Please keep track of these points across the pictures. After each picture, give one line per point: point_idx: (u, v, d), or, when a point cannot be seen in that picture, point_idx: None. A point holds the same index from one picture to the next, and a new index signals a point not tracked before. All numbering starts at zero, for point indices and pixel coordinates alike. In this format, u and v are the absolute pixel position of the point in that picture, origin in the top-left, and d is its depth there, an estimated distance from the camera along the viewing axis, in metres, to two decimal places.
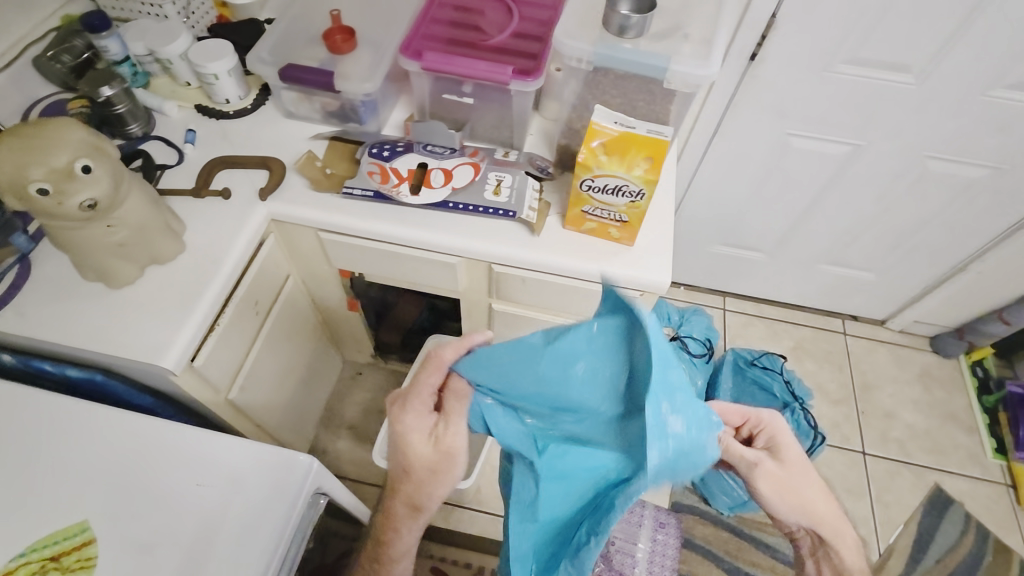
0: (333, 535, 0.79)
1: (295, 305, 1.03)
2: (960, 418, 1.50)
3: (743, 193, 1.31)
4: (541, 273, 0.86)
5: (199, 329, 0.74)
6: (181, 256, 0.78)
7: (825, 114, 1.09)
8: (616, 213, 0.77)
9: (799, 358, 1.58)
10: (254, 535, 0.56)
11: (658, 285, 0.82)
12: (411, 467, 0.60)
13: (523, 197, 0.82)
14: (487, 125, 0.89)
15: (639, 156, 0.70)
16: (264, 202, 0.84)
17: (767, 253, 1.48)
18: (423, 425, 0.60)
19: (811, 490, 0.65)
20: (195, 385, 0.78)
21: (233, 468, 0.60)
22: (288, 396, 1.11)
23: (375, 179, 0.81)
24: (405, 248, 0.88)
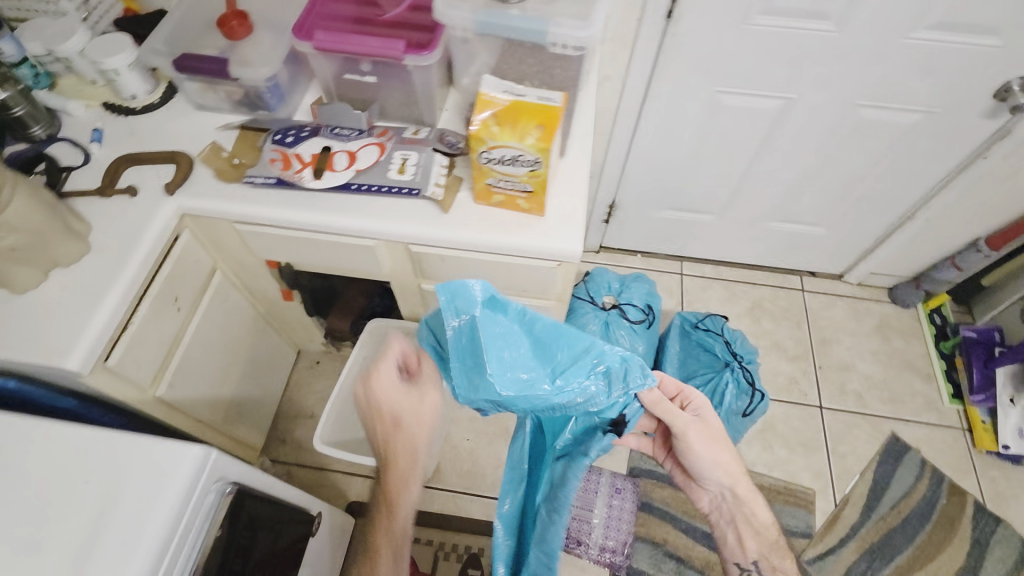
0: (250, 514, 0.81)
1: (226, 297, 1.03)
2: (918, 366, 1.50)
3: (684, 155, 1.29)
4: (457, 250, 0.85)
5: (105, 330, 0.75)
6: (86, 257, 0.78)
7: (751, 69, 1.07)
8: (520, 183, 0.76)
9: (757, 318, 1.58)
10: (142, 527, 0.55)
11: (571, 253, 0.82)
12: (401, 421, 0.72)
13: (428, 174, 0.82)
14: (397, 104, 0.87)
15: (530, 124, 0.69)
16: (171, 196, 0.83)
17: (717, 214, 1.48)
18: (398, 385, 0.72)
19: (727, 453, 0.79)
20: (113, 384, 0.79)
21: (121, 461, 0.58)
22: (231, 389, 1.11)
23: (277, 166, 0.82)
24: (320, 235, 0.87)
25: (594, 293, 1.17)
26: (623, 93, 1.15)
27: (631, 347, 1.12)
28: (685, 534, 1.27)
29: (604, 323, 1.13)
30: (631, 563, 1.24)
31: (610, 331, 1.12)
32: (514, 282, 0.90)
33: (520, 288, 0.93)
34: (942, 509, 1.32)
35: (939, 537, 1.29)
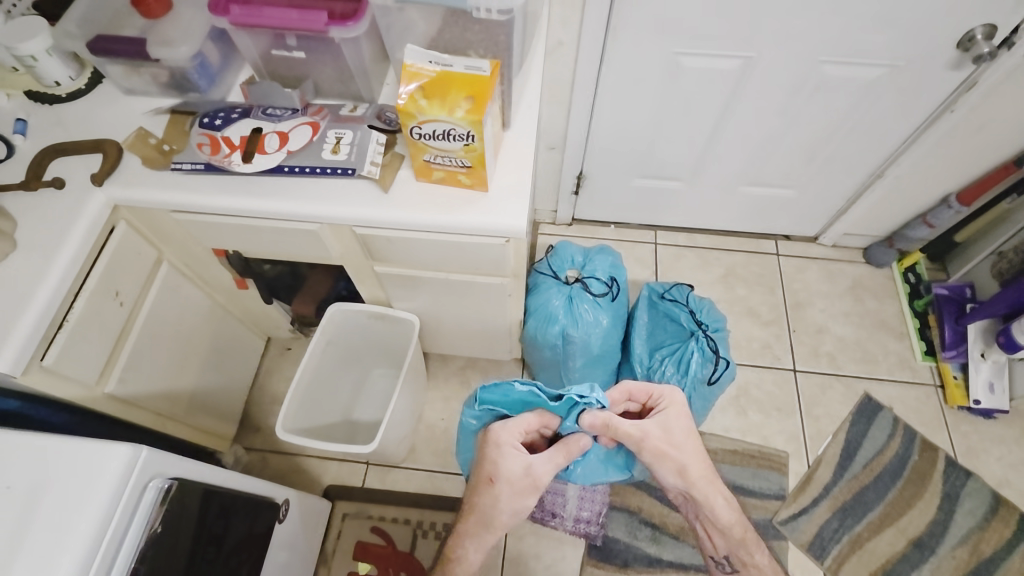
0: (226, 508, 0.79)
1: (178, 288, 1.01)
2: (892, 325, 1.50)
3: (647, 122, 1.26)
4: (402, 231, 0.82)
5: (36, 329, 0.73)
6: (12, 255, 0.75)
7: (707, 29, 1.03)
8: (457, 158, 0.73)
9: (731, 284, 1.56)
10: (69, 529, 0.56)
11: (517, 229, 0.79)
12: (494, 477, 0.81)
13: (364, 152, 0.79)
14: (330, 79, 0.84)
15: (459, 96, 0.67)
16: (99, 187, 0.80)
17: (686, 181, 1.45)
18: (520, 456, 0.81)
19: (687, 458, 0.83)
20: (53, 383, 0.78)
21: (43, 468, 0.58)
22: (194, 381, 1.10)
23: (204, 151, 0.80)
24: (260, 220, 0.84)
25: (557, 268, 1.16)
26: (577, 60, 1.11)
27: (595, 321, 1.10)
28: (660, 502, 1.27)
29: (567, 298, 1.11)
30: (606, 532, 1.25)
31: (573, 306, 1.10)
32: (464, 260, 0.88)
33: (473, 266, 0.90)
34: (914, 465, 1.33)
35: (910, 492, 1.31)
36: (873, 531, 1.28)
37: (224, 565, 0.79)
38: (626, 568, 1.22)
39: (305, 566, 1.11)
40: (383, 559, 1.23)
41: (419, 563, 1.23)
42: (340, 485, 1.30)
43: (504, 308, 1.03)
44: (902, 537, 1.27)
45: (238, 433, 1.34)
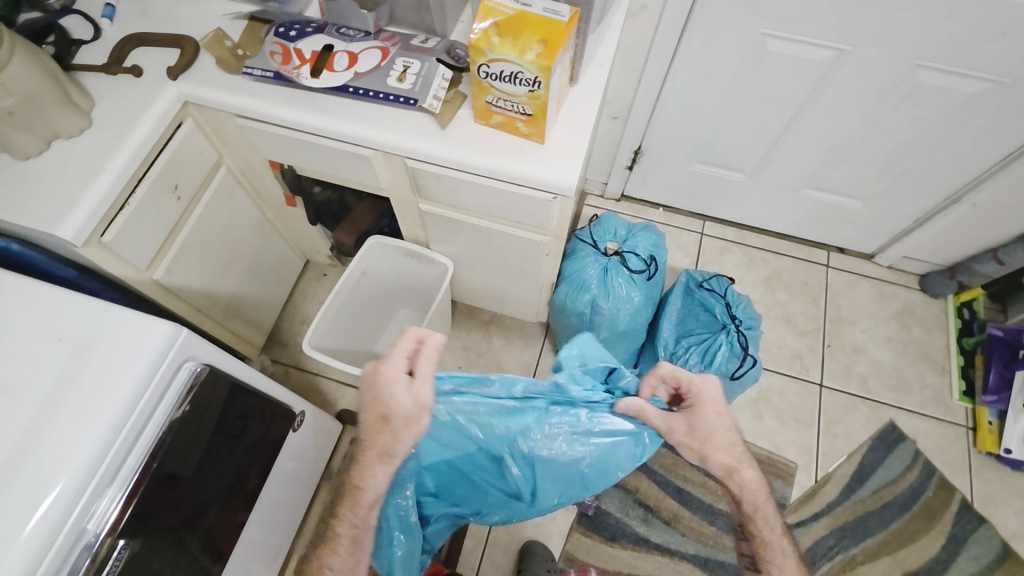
0: (247, 407, 0.84)
1: (230, 196, 1.04)
2: (934, 359, 1.43)
3: (718, 105, 1.21)
4: (454, 170, 0.82)
5: (101, 205, 0.77)
6: (87, 132, 0.79)
7: (803, 12, 0.97)
8: (520, 104, 0.73)
9: (772, 288, 1.52)
10: (106, 391, 0.60)
11: (568, 188, 0.78)
12: (391, 415, 0.67)
13: (429, 84, 0.78)
14: (407, 9, 0.83)
15: (531, 39, 0.65)
16: (174, 81, 0.83)
17: (747, 173, 1.40)
18: (399, 381, 0.68)
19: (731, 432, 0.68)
20: (108, 260, 0.83)
21: (91, 332, 0.62)
22: (233, 286, 1.15)
23: (276, 60, 0.81)
24: (317, 137, 0.85)
25: (598, 238, 1.14)
26: (659, 26, 1.06)
27: (626, 297, 1.10)
28: (657, 486, 1.29)
29: (603, 269, 1.10)
30: (599, 504, 1.26)
31: (608, 277, 1.10)
32: (509, 209, 0.87)
33: (515, 218, 0.90)
34: (925, 501, 1.29)
35: (915, 527, 1.28)
36: (868, 557, 1.25)
37: (238, 456, 0.84)
38: (612, 541, 1.23)
39: (310, 476, 1.17)
40: None
41: None
42: (352, 410, 1.34)
43: (539, 267, 1.03)
44: (897, 568, 1.24)
45: (265, 345, 1.40)
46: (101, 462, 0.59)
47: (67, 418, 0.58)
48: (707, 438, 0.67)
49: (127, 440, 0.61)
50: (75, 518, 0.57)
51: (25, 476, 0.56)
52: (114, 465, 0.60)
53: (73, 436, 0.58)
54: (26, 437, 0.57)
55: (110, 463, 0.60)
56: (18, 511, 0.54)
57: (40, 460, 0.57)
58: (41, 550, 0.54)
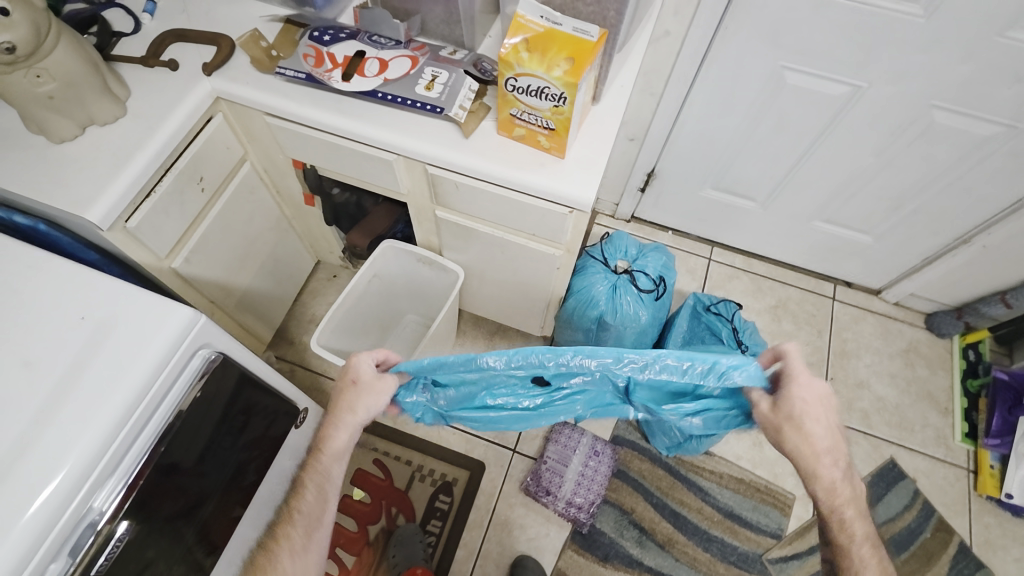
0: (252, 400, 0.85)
1: (252, 192, 1.06)
2: (937, 398, 1.43)
3: (734, 133, 1.23)
4: (474, 179, 0.84)
5: (128, 191, 0.79)
6: (121, 120, 0.82)
7: (824, 46, 0.99)
8: (543, 118, 0.75)
9: (778, 317, 1.52)
10: (121, 371, 0.61)
11: (584, 203, 0.79)
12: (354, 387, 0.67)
13: (456, 94, 0.80)
14: (438, 21, 0.86)
15: (559, 56, 0.68)
16: (208, 77, 0.86)
17: (759, 202, 1.41)
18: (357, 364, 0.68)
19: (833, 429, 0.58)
20: (131, 245, 0.84)
21: (112, 312, 0.64)
22: (247, 280, 1.16)
23: (309, 62, 0.83)
24: (343, 139, 0.87)
25: (609, 255, 1.15)
26: (681, 52, 1.08)
27: (633, 316, 1.10)
28: (653, 508, 1.28)
29: (612, 286, 1.11)
30: (594, 522, 1.26)
31: (616, 295, 1.10)
32: (525, 220, 0.89)
33: (530, 230, 0.92)
34: (923, 541, 1.28)
35: (912, 567, 1.26)
36: None
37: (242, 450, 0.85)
38: (605, 561, 1.22)
39: None
40: (379, 490, 1.28)
41: (410, 503, 1.27)
42: None
43: (549, 281, 1.05)
44: None
45: (272, 341, 1.41)
46: (111, 441, 0.60)
47: (81, 396, 0.59)
48: (803, 433, 0.57)
49: (138, 422, 0.62)
50: (82, 495, 0.58)
51: (38, 449, 0.57)
52: (123, 445, 0.61)
53: (87, 413, 0.59)
54: (42, 411, 0.58)
55: (120, 442, 0.60)
56: (28, 485, 0.55)
57: (54, 435, 0.57)
58: (46, 525, 0.55)
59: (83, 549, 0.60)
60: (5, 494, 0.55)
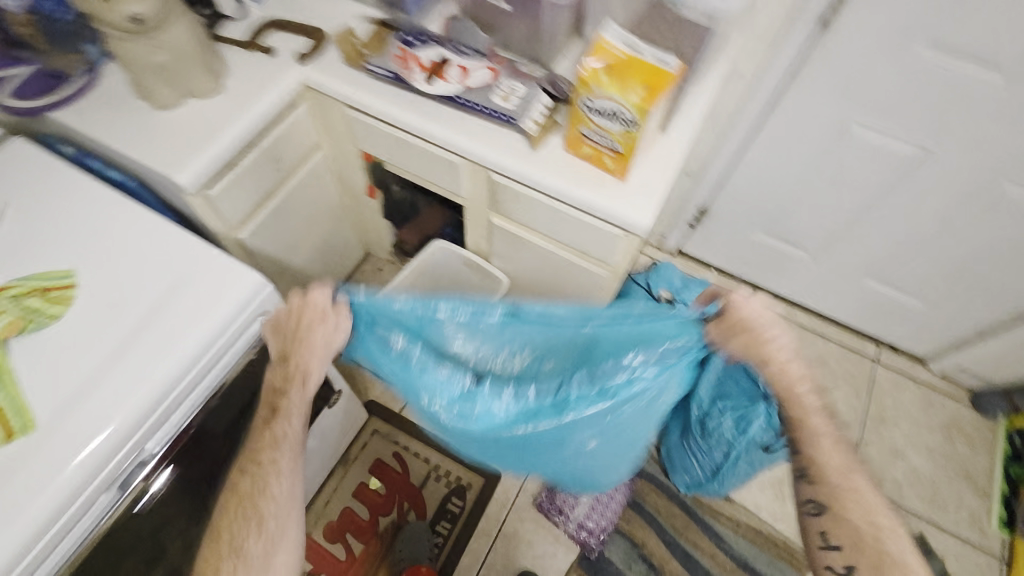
0: None
1: (318, 179, 1.12)
2: (975, 479, 1.37)
3: (793, 180, 1.23)
4: (535, 191, 0.87)
5: (215, 161, 0.84)
6: (217, 96, 0.88)
7: (896, 103, 0.99)
8: (612, 141, 0.77)
9: (816, 371, 1.49)
10: (191, 325, 0.65)
11: (639, 227, 0.81)
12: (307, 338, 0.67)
13: (529, 107, 0.84)
14: (520, 39, 0.89)
15: (635, 83, 0.70)
16: (301, 66, 0.92)
17: (810, 253, 1.40)
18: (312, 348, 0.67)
19: None
20: (207, 211, 0.89)
21: (191, 268, 0.68)
22: (301, 261, 1.21)
23: (396, 63, 0.88)
24: (415, 139, 0.92)
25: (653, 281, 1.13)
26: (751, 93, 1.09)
27: None
28: (665, 545, 1.26)
29: None
30: (603, 550, 1.24)
31: None
32: (577, 237, 0.91)
33: (579, 246, 0.93)
34: None
35: None
36: None
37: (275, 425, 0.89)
38: None
39: (327, 460, 1.18)
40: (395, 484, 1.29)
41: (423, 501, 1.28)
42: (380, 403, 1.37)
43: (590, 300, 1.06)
44: None
45: None
46: (173, 389, 0.63)
47: (151, 342, 0.63)
48: None
49: (198, 375, 0.66)
50: (138, 436, 0.61)
51: (108, 385, 0.61)
52: (182, 394, 0.65)
53: (155, 360, 0.62)
54: (117, 350, 0.63)
55: (179, 392, 0.64)
56: (94, 418, 0.59)
57: (124, 373, 0.62)
58: (104, 457, 0.59)
59: (132, 485, 0.63)
60: (75, 422, 0.59)
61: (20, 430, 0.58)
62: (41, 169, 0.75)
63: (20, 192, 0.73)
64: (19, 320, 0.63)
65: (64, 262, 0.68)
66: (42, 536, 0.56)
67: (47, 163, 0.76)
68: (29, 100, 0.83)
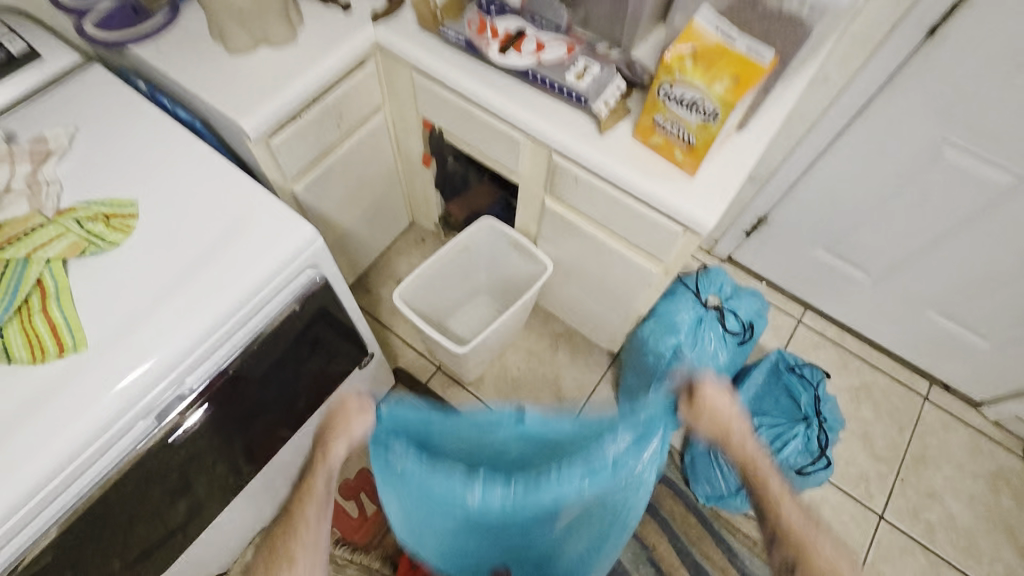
0: (333, 339, 0.88)
1: (376, 141, 1.11)
2: (1017, 535, 1.29)
3: (866, 197, 1.16)
4: (596, 176, 0.84)
5: (280, 111, 0.84)
6: (290, 45, 0.87)
7: (997, 127, 0.92)
8: (686, 132, 0.74)
9: (859, 400, 1.42)
10: (243, 270, 0.65)
11: (701, 228, 0.78)
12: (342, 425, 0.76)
13: (604, 90, 0.80)
14: (602, 16, 0.85)
15: (724, 72, 0.66)
16: (374, 24, 0.90)
17: (872, 277, 1.32)
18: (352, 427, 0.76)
19: None
20: (267, 159, 0.90)
21: (248, 213, 0.68)
22: (350, 222, 1.21)
23: (471, 29, 0.86)
24: (480, 110, 0.90)
25: (703, 285, 1.08)
26: None
27: (713, 354, 1.05)
28: (676, 553, 1.24)
29: (697, 318, 1.06)
30: None
31: (700, 328, 1.05)
32: (632, 230, 0.88)
33: (632, 240, 0.90)
34: None
35: None
36: None
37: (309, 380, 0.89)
38: None
39: None
40: None
41: None
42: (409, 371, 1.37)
43: (635, 296, 1.03)
44: None
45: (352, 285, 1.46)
46: (217, 329, 0.64)
47: (202, 280, 0.64)
48: None
49: (242, 319, 0.66)
50: (180, 371, 0.62)
51: (157, 317, 0.62)
52: (225, 334, 0.65)
53: (204, 299, 0.63)
54: (169, 285, 0.63)
55: (222, 334, 0.65)
56: (140, 347, 0.60)
57: (174, 308, 0.62)
58: (146, 387, 0.60)
59: (168, 417, 0.64)
60: (123, 349, 0.60)
61: (72, 349, 0.59)
62: (115, 98, 0.76)
63: (93, 119, 0.74)
64: (82, 241, 0.64)
65: (128, 191, 0.69)
66: (80, 454, 0.57)
67: (121, 93, 0.77)
68: (112, 32, 0.85)
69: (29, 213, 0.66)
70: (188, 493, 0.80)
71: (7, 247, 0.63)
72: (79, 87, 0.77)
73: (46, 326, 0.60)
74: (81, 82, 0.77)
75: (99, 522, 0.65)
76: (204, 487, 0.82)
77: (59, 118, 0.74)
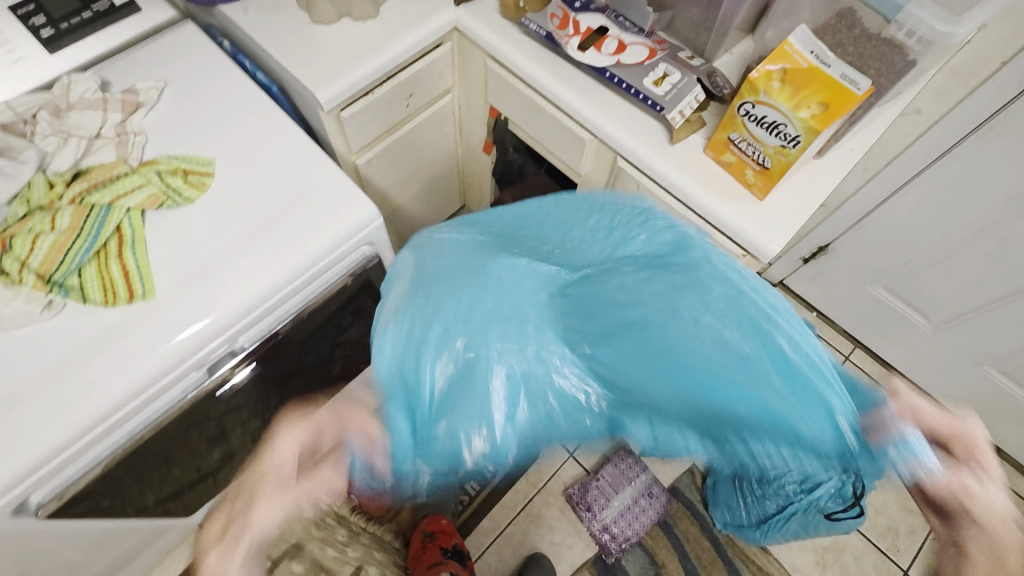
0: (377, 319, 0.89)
1: (440, 122, 1.11)
2: None
3: (941, 241, 1.10)
4: (659, 187, 0.82)
5: (355, 86, 0.85)
6: (371, 21, 0.88)
7: None
8: (761, 154, 0.72)
9: None
10: (304, 239, 0.66)
11: (763, 254, 0.76)
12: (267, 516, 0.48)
13: (681, 97, 0.78)
14: (689, 22, 0.83)
15: (812, 97, 0.64)
16: (455, 7, 0.90)
17: (932, 324, 1.26)
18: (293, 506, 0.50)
19: None
20: (335, 130, 0.91)
21: (315, 184, 0.70)
22: (404, 200, 1.22)
23: (554, 22, 0.84)
24: (551, 106, 0.89)
25: None
26: (923, 135, 0.95)
27: None
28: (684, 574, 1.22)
29: None
30: (621, 558, 1.22)
31: None
32: None
33: None
34: None
35: None
36: None
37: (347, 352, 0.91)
38: None
39: None
40: None
41: None
42: None
43: None
44: None
45: None
46: (272, 295, 0.66)
47: (265, 245, 0.66)
48: None
49: (296, 288, 0.68)
50: (233, 330, 0.65)
51: (219, 275, 0.64)
52: (280, 298, 0.67)
53: (264, 264, 0.65)
54: (233, 244, 0.66)
55: (276, 299, 0.67)
56: (201, 304, 0.63)
57: (235, 268, 0.64)
58: (200, 342, 0.62)
59: (218, 371, 0.67)
60: (185, 302, 0.63)
61: (141, 296, 0.62)
62: (202, 56, 0.78)
63: (180, 75, 0.77)
64: (159, 194, 0.66)
65: (207, 150, 0.71)
66: (134, 398, 0.61)
67: (207, 52, 0.79)
68: None
69: (114, 160, 0.69)
70: (222, 443, 0.83)
71: (92, 191, 0.66)
72: (170, 42, 0.79)
73: (120, 272, 0.62)
74: (171, 39, 0.80)
75: (138, 461, 0.68)
76: (237, 440, 0.85)
77: (147, 72, 0.77)
